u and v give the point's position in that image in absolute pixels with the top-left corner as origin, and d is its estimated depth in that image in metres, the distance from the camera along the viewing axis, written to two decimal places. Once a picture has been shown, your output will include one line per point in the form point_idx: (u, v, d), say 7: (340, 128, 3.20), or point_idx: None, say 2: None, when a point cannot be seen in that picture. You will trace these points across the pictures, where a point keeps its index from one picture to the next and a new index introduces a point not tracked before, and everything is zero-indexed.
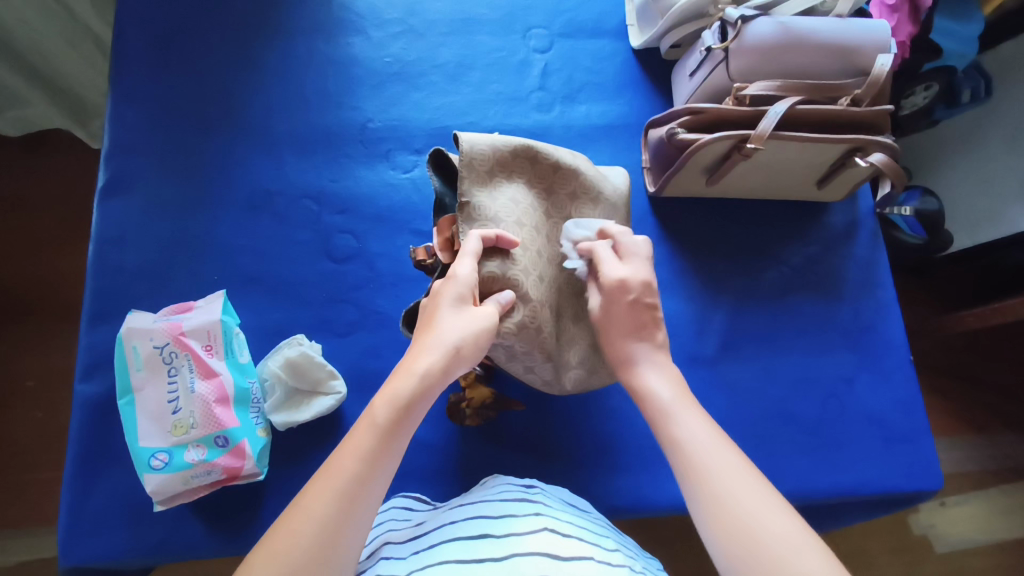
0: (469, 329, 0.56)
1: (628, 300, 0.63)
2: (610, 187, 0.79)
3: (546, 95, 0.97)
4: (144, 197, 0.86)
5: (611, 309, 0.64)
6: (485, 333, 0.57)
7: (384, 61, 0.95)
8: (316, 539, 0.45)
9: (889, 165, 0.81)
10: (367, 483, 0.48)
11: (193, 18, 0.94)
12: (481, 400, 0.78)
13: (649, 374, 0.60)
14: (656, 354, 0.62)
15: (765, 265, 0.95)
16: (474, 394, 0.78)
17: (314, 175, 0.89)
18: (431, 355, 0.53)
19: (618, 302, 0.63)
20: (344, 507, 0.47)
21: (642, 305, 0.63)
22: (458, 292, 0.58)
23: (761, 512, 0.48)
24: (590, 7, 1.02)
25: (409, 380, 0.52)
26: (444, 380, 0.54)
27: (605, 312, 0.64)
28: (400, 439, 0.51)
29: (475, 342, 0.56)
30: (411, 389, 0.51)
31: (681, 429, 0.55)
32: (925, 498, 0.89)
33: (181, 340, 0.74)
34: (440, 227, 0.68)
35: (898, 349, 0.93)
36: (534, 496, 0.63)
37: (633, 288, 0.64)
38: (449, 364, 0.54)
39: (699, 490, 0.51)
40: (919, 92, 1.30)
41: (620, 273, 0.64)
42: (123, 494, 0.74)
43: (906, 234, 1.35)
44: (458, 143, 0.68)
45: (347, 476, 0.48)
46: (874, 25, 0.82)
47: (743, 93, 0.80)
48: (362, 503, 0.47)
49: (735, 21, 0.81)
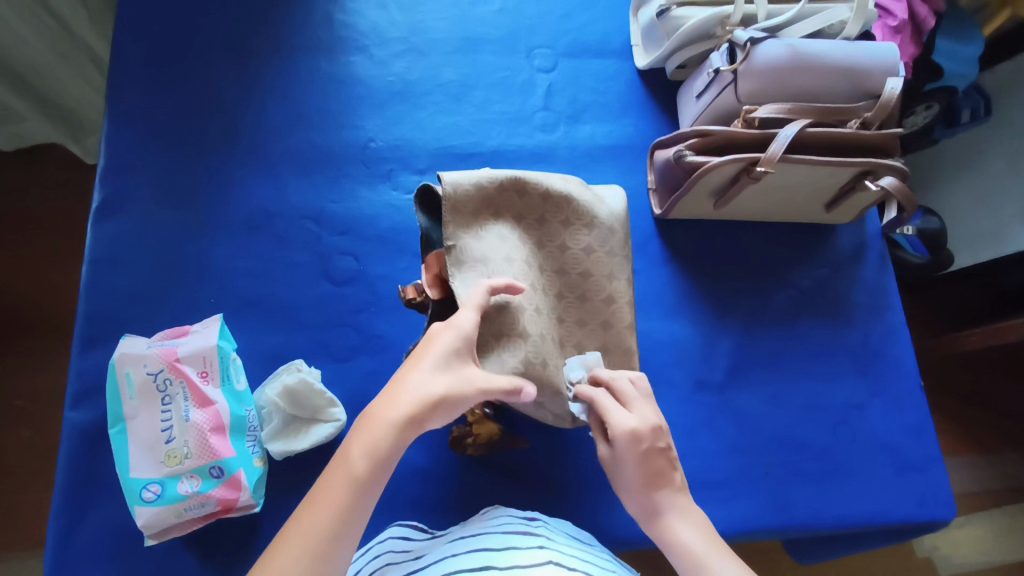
0: (455, 385, 0.52)
1: (640, 451, 0.55)
2: (606, 209, 0.76)
3: (550, 115, 0.96)
4: (140, 217, 0.84)
5: (629, 472, 0.55)
6: (482, 379, 0.53)
7: (386, 80, 0.94)
8: None
9: (899, 189, 0.80)
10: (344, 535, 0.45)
11: (192, 35, 0.92)
12: (488, 436, 0.75)
13: (677, 525, 0.53)
14: (680, 499, 0.55)
15: (772, 288, 0.94)
16: (482, 431, 0.74)
17: (313, 196, 0.88)
18: (411, 403, 0.49)
19: (632, 453, 0.55)
20: (317, 564, 0.43)
21: (656, 453, 0.55)
22: (454, 341, 0.54)
23: None
24: (594, 27, 1.02)
25: (388, 427, 0.48)
26: (420, 432, 0.50)
27: (622, 470, 0.56)
28: (379, 486, 0.47)
29: (471, 390, 0.52)
30: (390, 436, 0.48)
31: None
32: (936, 528, 0.87)
33: (176, 366, 0.72)
34: (429, 263, 0.67)
35: (908, 375, 0.92)
36: (536, 529, 0.61)
37: (643, 436, 0.55)
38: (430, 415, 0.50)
39: None
40: (920, 112, 1.31)
41: (631, 421, 0.56)
42: (113, 527, 0.71)
43: (908, 253, 1.34)
44: (441, 182, 0.67)
45: (323, 530, 0.44)
46: (882, 47, 0.82)
47: (753, 116, 0.79)
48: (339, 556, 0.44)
49: (744, 43, 0.79)
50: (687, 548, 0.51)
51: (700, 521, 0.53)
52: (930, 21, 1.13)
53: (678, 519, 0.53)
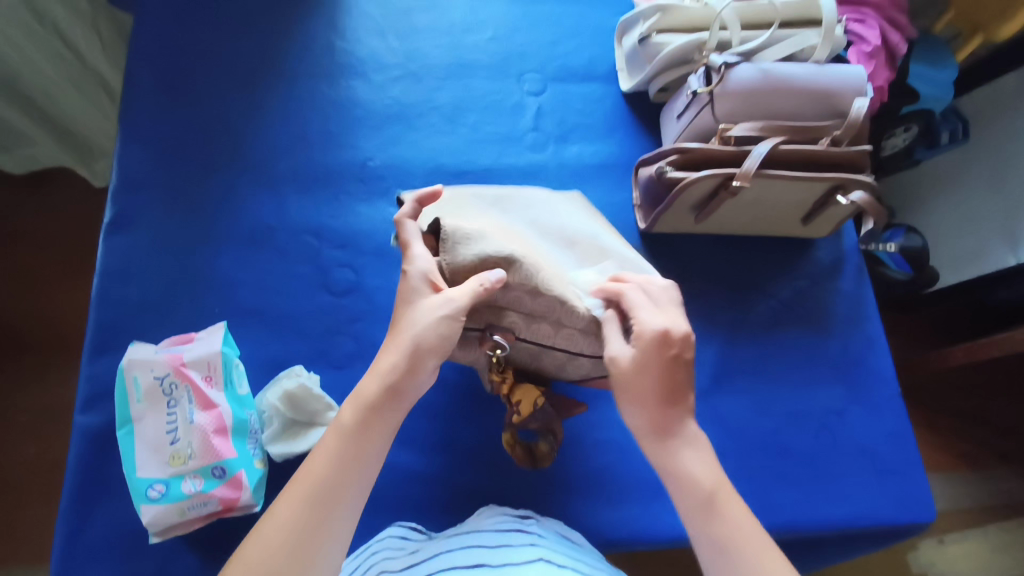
0: (427, 312, 0.61)
1: (669, 356, 0.61)
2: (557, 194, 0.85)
3: (539, 135, 1.01)
4: (149, 232, 0.88)
5: (646, 374, 0.61)
6: (451, 299, 0.61)
7: (383, 103, 0.99)
8: (284, 537, 0.51)
9: (869, 203, 0.85)
10: (334, 485, 0.55)
11: (200, 62, 0.98)
12: (533, 404, 0.71)
13: (690, 458, 0.59)
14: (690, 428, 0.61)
15: (754, 298, 0.98)
16: (522, 401, 0.71)
17: (314, 212, 0.92)
18: (396, 353, 0.60)
19: (658, 358, 0.61)
20: (315, 508, 0.53)
21: (680, 362, 0.62)
22: (416, 285, 0.64)
23: None
24: (580, 53, 1.07)
25: (374, 382, 0.59)
26: (413, 369, 0.60)
27: (639, 369, 0.61)
28: (368, 440, 0.57)
29: (445, 315, 0.60)
30: (375, 390, 0.59)
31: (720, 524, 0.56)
32: (918, 532, 0.89)
33: (182, 370, 0.75)
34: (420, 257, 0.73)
35: (887, 382, 0.95)
36: (529, 526, 0.66)
37: (673, 344, 0.62)
38: (412, 363, 0.60)
39: None
40: (899, 134, 1.37)
41: (662, 323, 0.63)
42: (119, 526, 0.74)
43: (891, 270, 1.38)
44: None
45: (313, 481, 0.55)
46: (849, 70, 0.87)
47: (728, 134, 0.84)
48: (339, 505, 0.54)
49: (719, 67, 0.85)
50: (695, 480, 0.58)
51: (709, 458, 0.60)
52: (902, 47, 1.17)
53: (687, 452, 0.59)
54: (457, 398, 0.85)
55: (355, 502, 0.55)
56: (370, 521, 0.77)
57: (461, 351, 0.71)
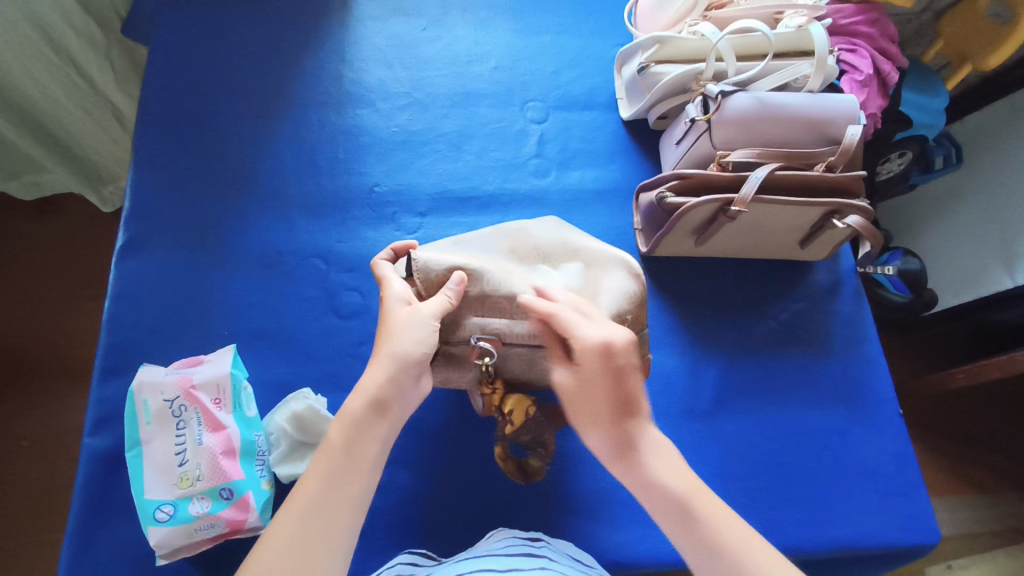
0: (405, 328, 0.62)
1: (612, 364, 0.61)
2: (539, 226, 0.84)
3: (542, 162, 1.04)
4: (160, 255, 0.90)
5: (597, 390, 0.62)
6: (425, 311, 0.64)
7: (391, 130, 1.02)
8: (280, 563, 0.47)
9: (865, 226, 0.87)
10: (327, 501, 0.52)
11: (213, 92, 1.01)
12: (524, 412, 0.71)
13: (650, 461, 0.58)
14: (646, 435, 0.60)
15: (755, 320, 0.99)
16: (514, 410, 0.71)
17: (321, 236, 0.94)
18: (381, 368, 0.60)
19: (602, 369, 0.61)
20: (311, 527, 0.50)
21: (626, 368, 0.62)
22: (395, 304, 0.66)
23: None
24: (582, 83, 1.11)
25: (360, 399, 0.58)
26: (399, 381, 0.60)
27: (591, 387, 0.62)
28: (359, 455, 0.56)
29: (421, 324, 0.63)
30: (362, 406, 0.57)
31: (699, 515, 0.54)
32: (924, 554, 0.88)
33: (192, 393, 0.76)
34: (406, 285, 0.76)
35: (887, 403, 0.96)
36: (540, 550, 0.66)
37: (615, 351, 0.62)
38: (398, 374, 0.60)
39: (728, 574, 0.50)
40: (894, 159, 1.38)
41: (603, 335, 0.63)
42: (127, 550, 0.74)
43: (891, 291, 1.41)
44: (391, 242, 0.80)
45: (306, 499, 0.52)
46: (842, 99, 0.90)
47: (727, 160, 0.86)
48: (337, 521, 0.52)
49: (716, 96, 0.88)
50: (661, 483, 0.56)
51: (679, 467, 0.58)
52: (894, 76, 1.19)
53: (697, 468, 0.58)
54: (462, 420, 0.86)
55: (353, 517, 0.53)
56: (377, 543, 0.78)
57: (454, 371, 0.74)
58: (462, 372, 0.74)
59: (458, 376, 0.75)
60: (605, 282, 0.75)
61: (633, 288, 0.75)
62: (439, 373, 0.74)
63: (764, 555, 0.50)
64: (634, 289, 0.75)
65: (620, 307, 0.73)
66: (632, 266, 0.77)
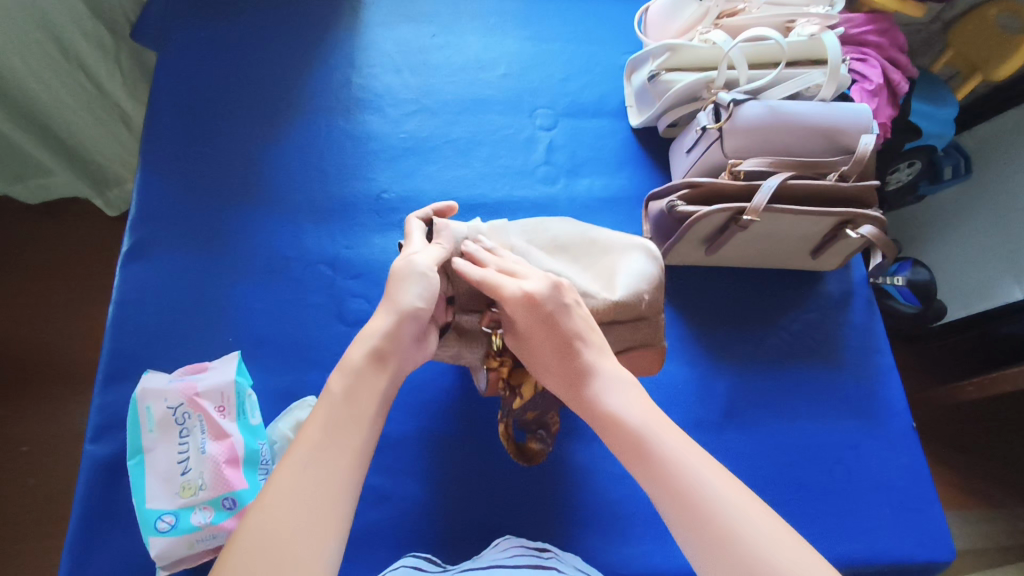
0: (410, 281, 0.61)
1: (533, 311, 0.60)
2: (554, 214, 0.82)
3: (551, 169, 1.03)
4: (165, 260, 0.89)
5: (537, 341, 0.62)
6: (424, 262, 0.63)
7: (399, 136, 1.02)
8: (291, 507, 0.46)
9: (878, 237, 0.86)
10: (330, 447, 0.51)
11: (221, 95, 1.01)
12: (534, 386, 0.71)
13: (608, 396, 0.57)
14: (609, 373, 0.59)
15: (765, 331, 0.98)
16: (523, 383, 0.70)
17: (329, 242, 0.93)
18: (383, 318, 0.60)
19: (530, 316, 0.61)
20: (315, 473, 0.49)
21: (545, 313, 0.60)
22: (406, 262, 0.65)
23: (758, 520, 0.47)
24: (592, 90, 1.10)
25: (359, 350, 0.57)
26: (400, 336, 0.59)
27: (530, 339, 0.62)
28: (359, 406, 0.54)
29: (422, 276, 0.61)
30: (362, 356, 0.57)
31: (668, 453, 0.52)
32: (937, 570, 0.86)
33: (196, 400, 0.75)
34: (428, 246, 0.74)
35: (900, 416, 0.94)
36: (547, 561, 0.65)
37: (536, 299, 0.61)
38: (398, 325, 0.59)
39: (691, 515, 0.48)
40: (904, 169, 1.37)
41: (526, 287, 0.61)
42: (126, 560, 0.73)
43: (900, 303, 1.38)
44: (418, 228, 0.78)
45: (309, 444, 0.50)
46: (856, 108, 0.89)
47: (738, 168, 0.86)
48: (342, 468, 0.50)
49: (728, 104, 0.87)
50: (626, 420, 0.55)
51: (643, 402, 0.57)
52: (904, 85, 1.19)
53: None
54: (469, 429, 0.85)
55: (358, 464, 0.51)
56: (380, 555, 0.76)
57: (466, 348, 0.71)
58: (472, 347, 0.71)
59: (470, 354, 0.73)
60: (623, 265, 0.75)
61: (652, 270, 0.75)
62: (450, 348, 0.71)
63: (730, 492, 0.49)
64: (654, 271, 0.75)
65: (638, 286, 0.74)
66: (649, 249, 0.77)
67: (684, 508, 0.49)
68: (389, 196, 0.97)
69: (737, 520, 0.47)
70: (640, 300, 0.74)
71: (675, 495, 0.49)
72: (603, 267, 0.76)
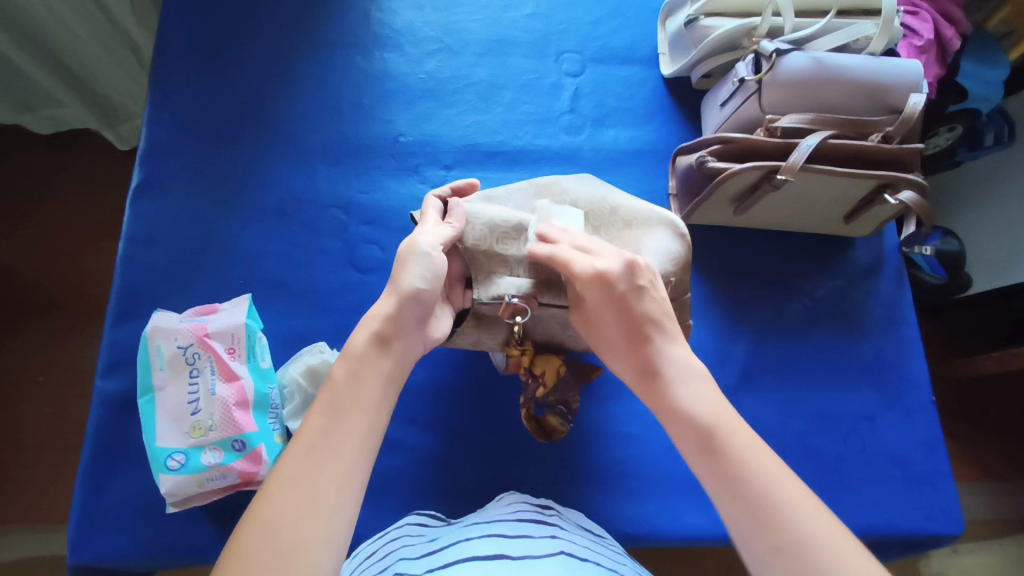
0: (417, 266, 0.60)
1: (608, 289, 0.59)
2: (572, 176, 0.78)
3: (576, 118, 0.98)
4: (176, 198, 0.87)
5: (606, 320, 0.61)
6: (428, 242, 0.62)
7: (418, 77, 0.97)
8: (292, 495, 0.45)
9: (917, 204, 0.82)
10: (332, 435, 0.49)
11: (235, 26, 0.96)
12: (556, 372, 0.71)
13: (684, 392, 0.55)
14: (686, 367, 0.57)
15: (788, 296, 0.95)
16: (546, 371, 0.70)
17: (344, 186, 0.90)
18: (386, 301, 0.58)
19: (606, 296, 0.59)
20: (315, 461, 0.47)
21: (621, 293, 0.59)
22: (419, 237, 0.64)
23: (826, 530, 0.45)
24: (624, 34, 1.04)
25: (363, 334, 0.56)
26: (405, 321, 0.58)
27: (598, 317, 0.61)
28: (366, 393, 0.53)
29: (424, 256, 0.60)
30: (364, 340, 0.56)
31: (736, 452, 0.50)
32: (943, 544, 0.86)
33: (205, 341, 0.74)
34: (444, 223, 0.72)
35: (921, 389, 0.91)
36: (550, 518, 0.65)
37: (614, 278, 0.59)
38: (403, 308, 0.58)
39: (759, 517, 0.46)
40: (942, 133, 1.31)
41: (599, 265, 0.61)
42: (137, 495, 0.74)
43: (927, 274, 1.31)
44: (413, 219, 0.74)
45: (311, 432, 0.49)
46: (907, 64, 0.83)
47: (776, 125, 0.81)
48: (347, 454, 0.49)
49: (770, 54, 0.82)
50: (695, 414, 0.53)
51: (711, 392, 0.55)
52: (956, 42, 1.11)
53: None
54: (481, 382, 0.83)
55: (366, 446, 0.50)
56: (387, 502, 0.76)
57: (485, 334, 0.70)
58: (491, 334, 0.70)
59: (489, 340, 0.71)
60: (646, 244, 0.72)
61: (677, 250, 0.72)
62: (468, 336, 0.70)
63: (801, 501, 0.46)
64: (679, 251, 0.72)
65: (663, 268, 0.70)
66: (677, 226, 0.74)
67: (749, 510, 0.47)
68: (406, 140, 0.93)
69: (805, 529, 0.45)
70: (665, 283, 0.71)
71: (739, 495, 0.48)
72: (626, 244, 0.73)
